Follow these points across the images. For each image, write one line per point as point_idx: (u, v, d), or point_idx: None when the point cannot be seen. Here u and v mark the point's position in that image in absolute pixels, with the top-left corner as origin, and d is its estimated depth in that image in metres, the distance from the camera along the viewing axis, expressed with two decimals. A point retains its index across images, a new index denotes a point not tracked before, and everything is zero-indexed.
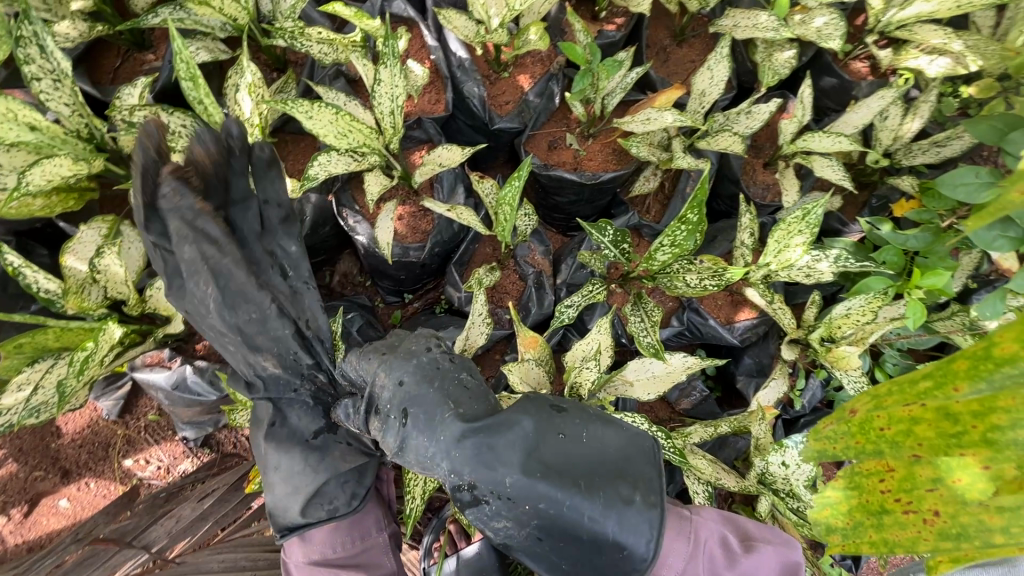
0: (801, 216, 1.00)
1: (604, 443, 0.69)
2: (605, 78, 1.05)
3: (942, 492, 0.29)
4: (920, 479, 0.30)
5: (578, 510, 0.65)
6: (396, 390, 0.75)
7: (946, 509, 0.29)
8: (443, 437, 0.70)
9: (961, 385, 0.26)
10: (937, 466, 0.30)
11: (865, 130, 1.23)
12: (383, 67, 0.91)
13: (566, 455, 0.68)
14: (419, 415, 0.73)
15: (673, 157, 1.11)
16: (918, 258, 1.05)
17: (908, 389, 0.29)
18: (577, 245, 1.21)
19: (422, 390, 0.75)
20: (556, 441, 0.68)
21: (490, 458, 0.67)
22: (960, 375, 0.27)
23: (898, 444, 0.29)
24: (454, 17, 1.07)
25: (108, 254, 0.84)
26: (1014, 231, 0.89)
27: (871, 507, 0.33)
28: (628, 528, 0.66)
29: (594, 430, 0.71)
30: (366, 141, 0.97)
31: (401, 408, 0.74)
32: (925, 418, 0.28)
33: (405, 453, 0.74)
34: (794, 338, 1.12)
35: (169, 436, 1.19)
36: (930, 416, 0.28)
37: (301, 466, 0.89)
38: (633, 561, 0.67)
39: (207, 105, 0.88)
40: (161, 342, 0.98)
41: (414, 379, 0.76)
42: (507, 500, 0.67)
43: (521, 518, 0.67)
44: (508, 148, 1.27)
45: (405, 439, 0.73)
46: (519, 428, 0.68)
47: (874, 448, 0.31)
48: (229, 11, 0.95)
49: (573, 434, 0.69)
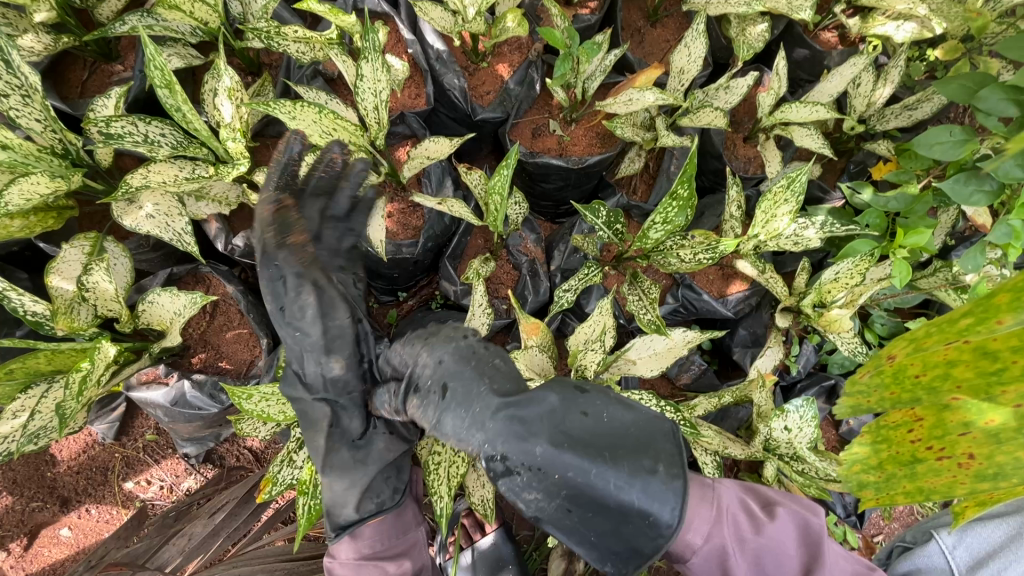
0: (786, 185, 1.02)
1: (624, 421, 0.70)
2: (585, 62, 1.05)
3: (973, 436, 0.30)
4: (952, 424, 0.31)
5: (600, 480, 0.65)
6: (433, 371, 0.79)
7: (981, 452, 0.30)
8: (478, 409, 0.73)
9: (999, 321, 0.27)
10: (970, 410, 0.30)
11: (839, 98, 1.26)
12: (365, 62, 0.90)
13: (589, 428, 0.68)
14: (455, 389, 0.76)
15: (657, 136, 1.12)
16: (899, 219, 1.08)
17: (947, 329, 0.30)
18: (568, 230, 1.22)
19: (456, 372, 0.77)
20: (580, 418, 0.69)
21: (522, 428, 0.69)
22: (1002, 309, 0.27)
23: (936, 388, 0.30)
24: (429, 9, 1.06)
25: (96, 271, 0.82)
26: (989, 184, 0.92)
27: (902, 458, 0.35)
28: (654, 499, 0.65)
29: (615, 409, 0.71)
30: (352, 139, 0.96)
31: (434, 387, 0.77)
32: (962, 360, 0.29)
33: (440, 428, 0.75)
34: (787, 306, 1.15)
35: (170, 455, 1.17)
36: (968, 357, 0.29)
37: (355, 464, 0.86)
38: (660, 534, 0.65)
39: (186, 112, 0.86)
40: (156, 359, 0.96)
41: (448, 360, 0.79)
42: (533, 471, 0.67)
43: (550, 490, 0.67)
44: (492, 139, 1.26)
45: (439, 415, 0.75)
46: (545, 403, 0.70)
47: (910, 394, 0.32)
48: (200, 14, 0.92)
49: (596, 414, 0.70)
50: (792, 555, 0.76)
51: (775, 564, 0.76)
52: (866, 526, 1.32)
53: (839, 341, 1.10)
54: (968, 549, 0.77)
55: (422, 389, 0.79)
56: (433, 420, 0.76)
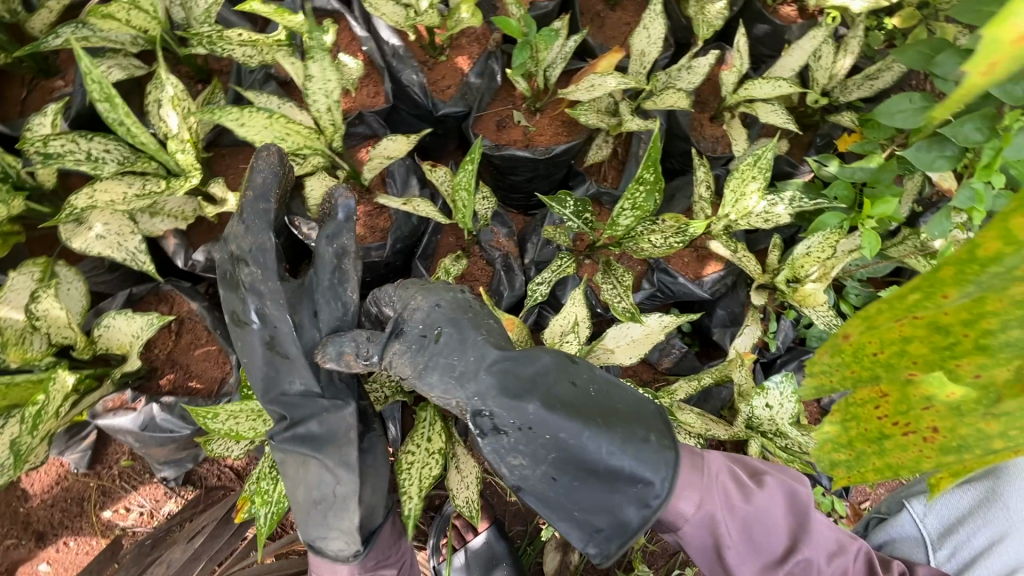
0: (754, 161, 1.02)
1: (617, 395, 0.71)
2: (543, 49, 1.03)
3: (936, 410, 0.27)
4: (914, 399, 0.28)
5: (592, 443, 0.67)
6: (417, 320, 0.74)
7: (944, 425, 0.27)
8: (473, 363, 0.72)
9: (952, 294, 0.24)
10: (931, 383, 0.27)
11: (801, 72, 1.26)
12: (312, 62, 0.88)
13: (581, 396, 0.70)
14: (448, 337, 0.73)
15: (622, 121, 1.11)
16: (866, 189, 1.08)
17: (894, 305, 0.26)
18: (540, 222, 1.20)
19: (445, 328, 0.74)
20: (570, 386, 0.70)
21: (520, 385, 0.69)
22: (947, 282, 0.24)
23: (893, 366, 0.28)
24: (380, 4, 1.03)
25: (45, 298, 0.79)
26: (950, 149, 0.92)
27: (870, 435, 0.31)
28: (643, 463, 0.67)
29: (606, 382, 0.73)
30: (306, 142, 0.93)
31: (421, 341, 0.73)
32: (914, 335, 0.26)
33: (426, 381, 0.72)
34: (761, 283, 1.15)
35: (147, 480, 1.14)
36: (922, 332, 0.26)
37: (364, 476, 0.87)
38: (644, 497, 0.67)
39: (129, 126, 0.82)
40: (121, 384, 0.93)
41: (440, 312, 0.75)
42: (524, 429, 0.68)
43: (536, 454, 0.68)
44: (456, 134, 1.24)
45: (427, 367, 0.72)
46: (540, 364, 0.71)
47: (872, 372, 0.29)
48: (138, 22, 0.89)
49: (586, 385, 0.71)
50: (778, 521, 0.77)
51: (764, 532, 0.76)
52: (852, 494, 1.34)
53: (814, 315, 1.11)
54: (937, 516, 0.93)
55: (408, 341, 0.74)
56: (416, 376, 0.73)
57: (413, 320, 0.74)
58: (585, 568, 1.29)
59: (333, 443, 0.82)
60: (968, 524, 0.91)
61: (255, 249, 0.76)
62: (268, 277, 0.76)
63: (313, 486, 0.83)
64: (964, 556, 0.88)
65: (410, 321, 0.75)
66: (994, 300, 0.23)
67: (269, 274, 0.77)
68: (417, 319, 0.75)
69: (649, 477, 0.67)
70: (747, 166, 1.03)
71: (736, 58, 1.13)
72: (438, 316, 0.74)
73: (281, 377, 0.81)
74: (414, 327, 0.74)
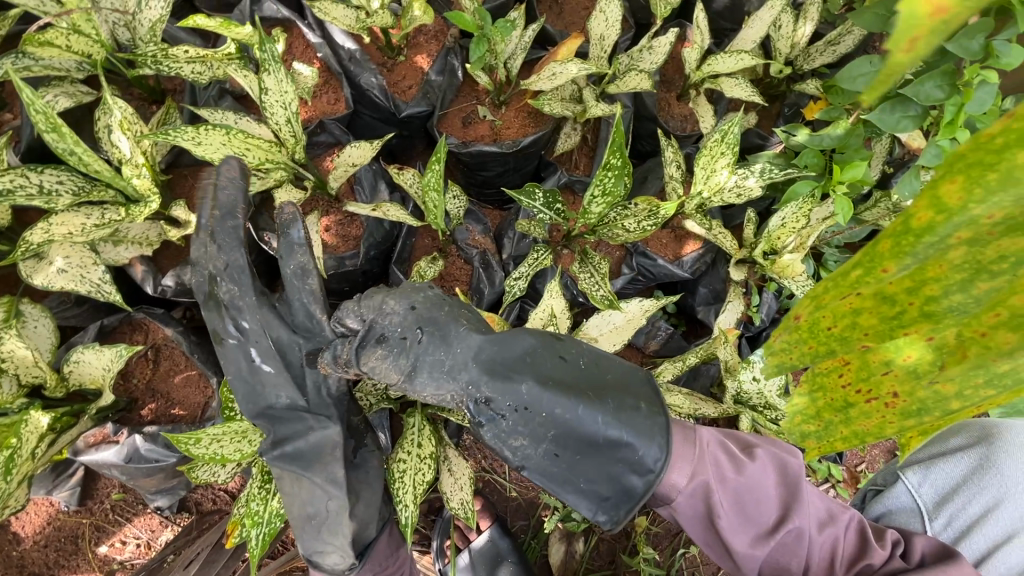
0: (720, 138, 1.02)
1: (603, 368, 0.71)
2: (500, 41, 1.02)
3: (896, 374, 0.25)
4: (874, 364, 0.26)
5: (586, 418, 0.67)
6: (393, 320, 0.72)
7: (904, 388, 0.25)
8: (461, 353, 0.71)
9: (890, 266, 0.23)
10: (890, 347, 0.25)
11: (764, 43, 1.25)
12: (266, 75, 0.85)
13: (569, 373, 0.70)
14: (432, 334, 0.72)
15: (587, 107, 1.10)
16: (835, 155, 1.08)
17: (839, 282, 0.25)
18: (515, 216, 1.19)
19: (427, 322, 0.73)
20: (558, 364, 0.70)
21: (509, 369, 0.69)
22: (886, 257, 0.23)
23: (847, 338, 0.26)
24: (331, 8, 1.01)
25: (9, 338, 0.78)
26: (914, 109, 0.92)
27: (836, 404, 0.28)
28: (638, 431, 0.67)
29: (591, 355, 0.72)
30: (268, 156, 0.92)
31: (402, 339, 0.71)
32: (864, 307, 0.25)
33: (415, 378, 0.71)
34: (740, 258, 1.15)
35: (141, 511, 1.13)
36: (869, 303, 0.25)
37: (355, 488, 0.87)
38: (645, 466, 0.67)
39: (80, 155, 0.80)
40: (101, 418, 0.91)
41: (419, 310, 0.73)
42: (518, 412, 0.67)
43: (536, 433, 0.67)
44: (423, 134, 1.23)
45: (413, 363, 0.71)
46: (524, 347, 0.71)
47: (828, 348, 0.27)
48: (79, 46, 0.86)
49: (573, 360, 0.71)
50: (771, 492, 0.77)
51: (755, 503, 0.76)
52: (847, 458, 1.35)
53: (793, 285, 1.11)
54: (933, 485, 0.95)
55: (388, 342, 0.71)
56: (405, 373, 0.71)
57: (393, 319, 0.72)
58: (591, 556, 1.30)
59: (319, 461, 0.81)
60: (963, 492, 0.92)
61: (229, 268, 0.74)
62: (245, 292, 0.75)
63: (309, 500, 0.82)
64: (959, 525, 0.91)
65: (388, 321, 0.72)
66: (937, 264, 0.22)
67: (246, 291, 0.75)
68: (394, 318, 0.72)
69: (648, 443, 0.67)
70: (714, 142, 1.03)
71: (697, 33, 1.12)
72: (416, 313, 0.73)
73: (267, 390, 0.78)
74: (394, 327, 0.72)
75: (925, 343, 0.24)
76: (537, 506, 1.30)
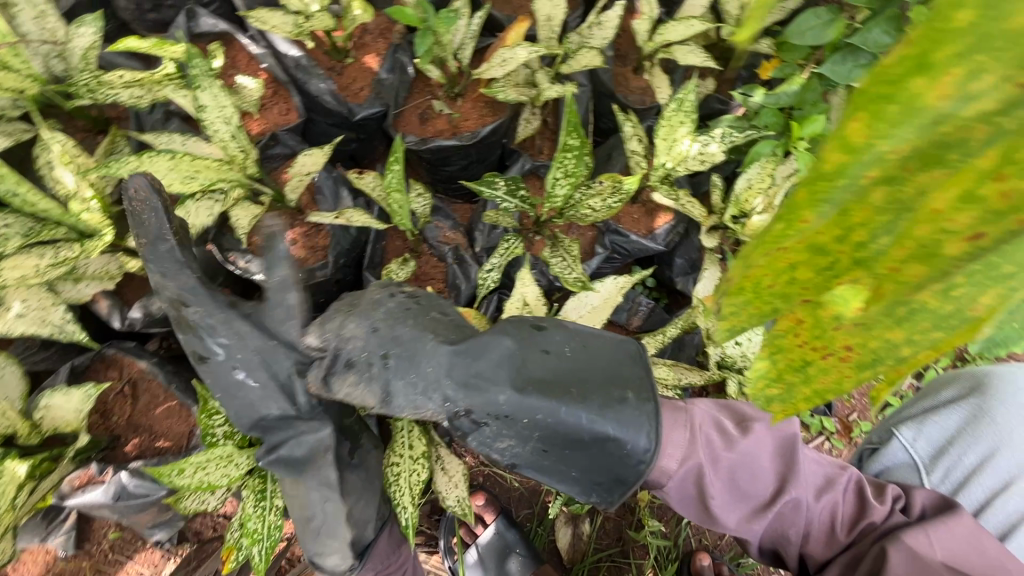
0: (677, 107, 1.02)
1: (589, 356, 0.69)
2: (445, 32, 1.00)
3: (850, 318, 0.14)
4: (825, 314, 0.14)
5: (570, 416, 0.65)
6: (361, 336, 0.71)
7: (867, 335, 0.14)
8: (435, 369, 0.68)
9: (809, 214, 0.13)
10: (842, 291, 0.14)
11: (714, 7, 1.25)
12: (202, 91, 0.87)
13: (553, 369, 0.67)
14: (398, 356, 0.70)
15: (542, 90, 1.09)
16: (794, 112, 1.08)
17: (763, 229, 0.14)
18: (483, 208, 1.18)
19: (403, 337, 0.71)
20: (542, 359, 0.68)
21: (488, 376, 0.67)
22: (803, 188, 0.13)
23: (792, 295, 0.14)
24: (268, 16, 0.98)
25: None
26: (864, 57, 0.92)
27: (794, 372, 0.16)
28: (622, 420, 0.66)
29: (577, 343, 0.70)
30: (219, 175, 0.89)
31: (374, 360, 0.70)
32: (804, 250, 0.14)
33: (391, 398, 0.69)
34: (712, 225, 1.15)
35: (141, 546, 1.11)
36: (805, 246, 0.14)
37: (356, 490, 0.87)
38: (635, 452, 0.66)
39: (23, 194, 0.78)
40: (83, 459, 0.90)
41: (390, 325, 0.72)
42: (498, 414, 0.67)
43: (521, 435, 0.66)
44: (381, 135, 1.21)
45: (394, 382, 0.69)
46: (501, 348, 0.68)
47: (772, 311, 0.15)
48: (10, 83, 0.84)
49: (557, 351, 0.69)
50: (765, 466, 0.78)
51: (748, 477, 0.78)
52: (838, 409, 1.37)
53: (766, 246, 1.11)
54: (927, 439, 0.95)
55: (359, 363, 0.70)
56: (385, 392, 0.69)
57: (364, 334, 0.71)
58: (598, 536, 1.31)
59: (312, 466, 0.80)
60: (958, 442, 0.92)
61: (186, 290, 0.73)
62: (211, 310, 0.74)
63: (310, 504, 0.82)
64: (957, 477, 0.90)
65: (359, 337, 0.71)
66: (861, 203, 0.13)
67: (212, 308, 0.74)
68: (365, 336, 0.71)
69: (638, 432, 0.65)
70: (673, 112, 1.03)
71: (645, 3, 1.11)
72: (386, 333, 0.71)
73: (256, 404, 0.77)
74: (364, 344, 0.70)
75: (849, 286, 0.14)
76: (539, 493, 1.31)
